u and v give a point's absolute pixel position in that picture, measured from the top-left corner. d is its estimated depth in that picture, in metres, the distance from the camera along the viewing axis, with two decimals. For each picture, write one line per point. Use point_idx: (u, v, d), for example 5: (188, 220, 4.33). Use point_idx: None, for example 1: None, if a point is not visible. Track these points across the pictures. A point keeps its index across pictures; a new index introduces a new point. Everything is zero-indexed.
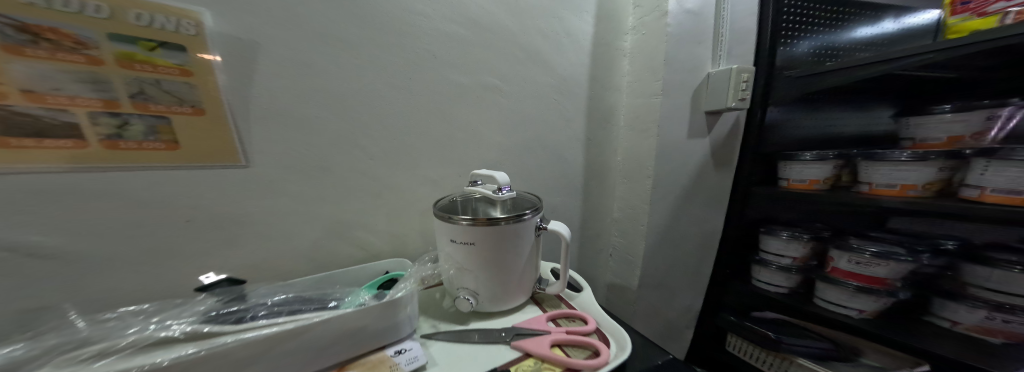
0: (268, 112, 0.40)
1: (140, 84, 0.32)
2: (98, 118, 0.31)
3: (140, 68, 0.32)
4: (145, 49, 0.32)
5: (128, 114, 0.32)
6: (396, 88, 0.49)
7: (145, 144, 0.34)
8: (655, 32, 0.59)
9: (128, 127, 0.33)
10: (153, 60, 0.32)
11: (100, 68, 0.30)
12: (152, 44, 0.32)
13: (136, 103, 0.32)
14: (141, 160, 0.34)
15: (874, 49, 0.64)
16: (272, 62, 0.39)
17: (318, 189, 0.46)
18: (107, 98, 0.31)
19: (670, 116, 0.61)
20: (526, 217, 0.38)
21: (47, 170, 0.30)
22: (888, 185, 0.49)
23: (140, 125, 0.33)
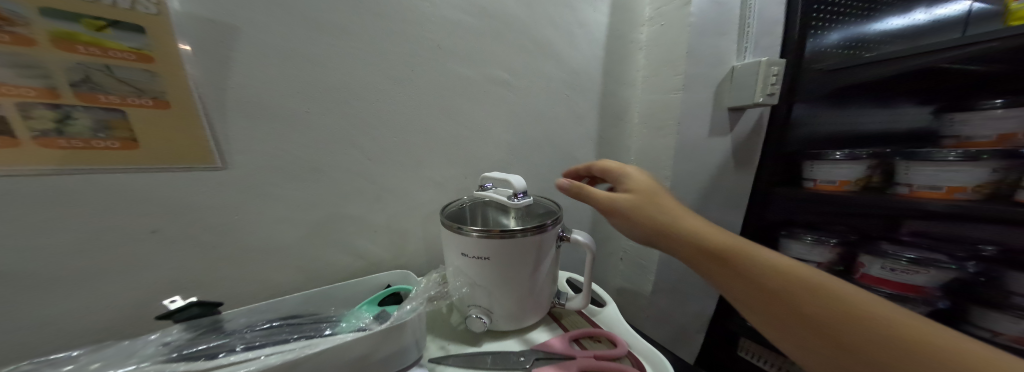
0: (249, 106, 0.34)
1: (84, 71, 0.26)
2: (31, 110, 0.25)
3: (86, 52, 0.26)
4: (90, 28, 0.26)
5: (71, 106, 0.26)
6: (397, 81, 0.44)
7: (94, 143, 0.28)
8: (678, 22, 0.56)
9: (70, 122, 0.27)
10: (101, 41, 0.27)
11: (30, 49, 0.24)
12: (100, 22, 0.26)
13: (81, 93, 0.27)
14: (90, 162, 0.28)
15: (902, 42, 0.63)
16: (254, 49, 0.34)
17: (310, 193, 0.41)
18: (42, 87, 0.25)
19: (692, 112, 0.58)
20: (547, 228, 0.34)
21: (37, 172, 0.26)
22: (931, 188, 0.47)
23: (85, 119, 0.27)
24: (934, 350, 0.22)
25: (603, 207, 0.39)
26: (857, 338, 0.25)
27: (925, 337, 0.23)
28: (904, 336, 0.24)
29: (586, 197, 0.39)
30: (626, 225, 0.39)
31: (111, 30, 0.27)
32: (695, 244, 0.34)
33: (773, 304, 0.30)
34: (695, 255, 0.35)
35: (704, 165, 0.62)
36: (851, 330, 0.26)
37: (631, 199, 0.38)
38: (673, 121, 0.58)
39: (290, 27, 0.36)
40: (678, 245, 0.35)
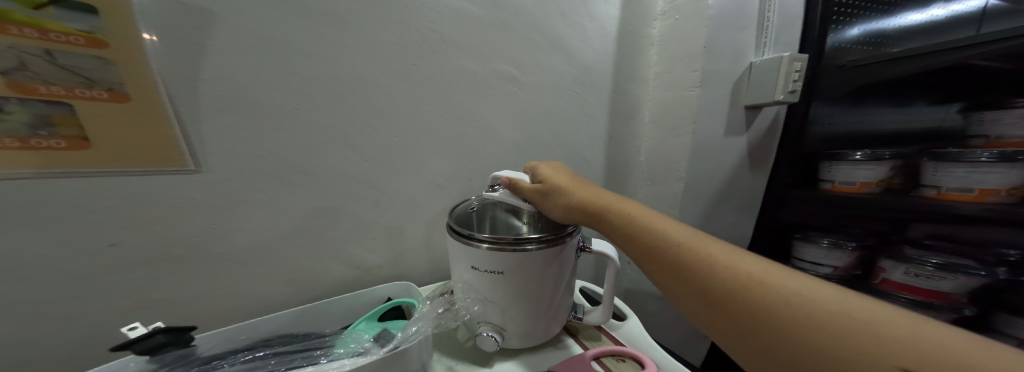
0: (230, 102, 0.30)
1: (18, 55, 0.21)
2: None
3: (20, 33, 0.21)
4: (25, 4, 0.21)
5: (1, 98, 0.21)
6: (397, 75, 0.40)
7: (32, 143, 0.23)
8: (694, 16, 0.54)
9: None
10: (39, 20, 0.22)
11: None
12: None
13: (11, 82, 0.21)
14: (24, 166, 0.23)
15: (920, 38, 0.62)
16: (234, 36, 0.30)
17: (301, 199, 0.37)
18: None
19: (706, 111, 0.56)
20: (565, 239, 0.31)
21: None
22: (962, 190, 0.46)
23: (21, 113, 0.22)
24: (887, 343, 0.16)
25: (532, 201, 0.34)
26: (787, 325, 0.19)
27: (898, 333, 0.16)
28: (846, 319, 0.18)
29: (519, 189, 0.34)
30: (557, 217, 0.33)
31: (53, 9, 0.22)
32: (620, 227, 0.29)
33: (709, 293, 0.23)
34: (623, 238, 0.29)
35: (718, 166, 0.60)
36: (783, 315, 0.19)
37: (560, 188, 0.33)
38: (689, 120, 0.56)
39: (276, 11, 0.31)
40: (612, 229, 0.30)
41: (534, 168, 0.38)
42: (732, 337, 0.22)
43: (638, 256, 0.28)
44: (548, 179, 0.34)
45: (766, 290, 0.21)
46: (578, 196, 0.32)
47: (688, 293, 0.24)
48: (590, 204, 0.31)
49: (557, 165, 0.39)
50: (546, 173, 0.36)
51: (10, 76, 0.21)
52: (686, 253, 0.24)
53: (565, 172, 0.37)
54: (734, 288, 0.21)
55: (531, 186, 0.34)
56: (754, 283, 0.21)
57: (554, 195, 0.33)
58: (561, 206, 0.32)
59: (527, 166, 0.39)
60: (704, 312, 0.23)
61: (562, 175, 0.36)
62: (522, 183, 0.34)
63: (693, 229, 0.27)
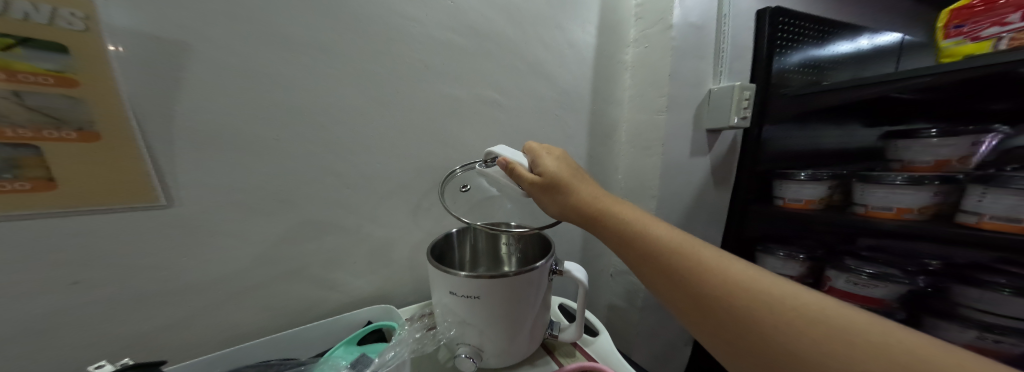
0: (206, 136, 0.31)
1: None
2: None
3: None
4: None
5: None
6: (380, 102, 0.41)
7: None
8: (660, 44, 0.59)
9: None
10: (7, 64, 0.22)
11: None
12: (6, 40, 0.22)
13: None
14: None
15: (849, 65, 0.73)
16: (213, 70, 0.30)
17: (279, 227, 0.37)
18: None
19: (673, 134, 0.60)
20: (539, 265, 0.33)
21: None
22: (883, 208, 0.50)
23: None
24: (858, 347, 0.18)
25: (532, 192, 0.34)
26: (762, 326, 0.21)
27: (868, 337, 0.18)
28: (820, 326, 0.19)
29: (518, 175, 0.34)
30: (552, 213, 0.34)
31: (22, 50, 0.22)
32: (614, 230, 0.30)
33: (698, 298, 0.24)
34: (617, 241, 0.30)
35: (686, 183, 0.64)
36: (761, 320, 0.21)
37: (562, 183, 0.33)
38: (659, 142, 0.60)
39: (259, 45, 0.33)
40: (606, 232, 0.31)
41: (537, 153, 0.36)
42: (710, 332, 0.24)
43: (631, 260, 0.29)
44: (552, 172, 0.33)
45: (750, 295, 0.22)
46: (577, 194, 0.32)
47: (675, 292, 0.26)
48: (589, 203, 0.32)
49: (562, 151, 0.37)
50: (550, 164, 0.34)
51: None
52: (676, 256, 0.26)
53: (570, 163, 0.36)
54: (719, 295, 0.23)
55: (530, 178, 0.33)
56: (740, 290, 0.23)
57: (556, 190, 0.33)
58: (559, 204, 0.33)
59: (529, 149, 0.37)
60: (687, 309, 0.25)
61: (566, 167, 0.35)
62: (522, 170, 0.34)
63: (682, 232, 0.28)
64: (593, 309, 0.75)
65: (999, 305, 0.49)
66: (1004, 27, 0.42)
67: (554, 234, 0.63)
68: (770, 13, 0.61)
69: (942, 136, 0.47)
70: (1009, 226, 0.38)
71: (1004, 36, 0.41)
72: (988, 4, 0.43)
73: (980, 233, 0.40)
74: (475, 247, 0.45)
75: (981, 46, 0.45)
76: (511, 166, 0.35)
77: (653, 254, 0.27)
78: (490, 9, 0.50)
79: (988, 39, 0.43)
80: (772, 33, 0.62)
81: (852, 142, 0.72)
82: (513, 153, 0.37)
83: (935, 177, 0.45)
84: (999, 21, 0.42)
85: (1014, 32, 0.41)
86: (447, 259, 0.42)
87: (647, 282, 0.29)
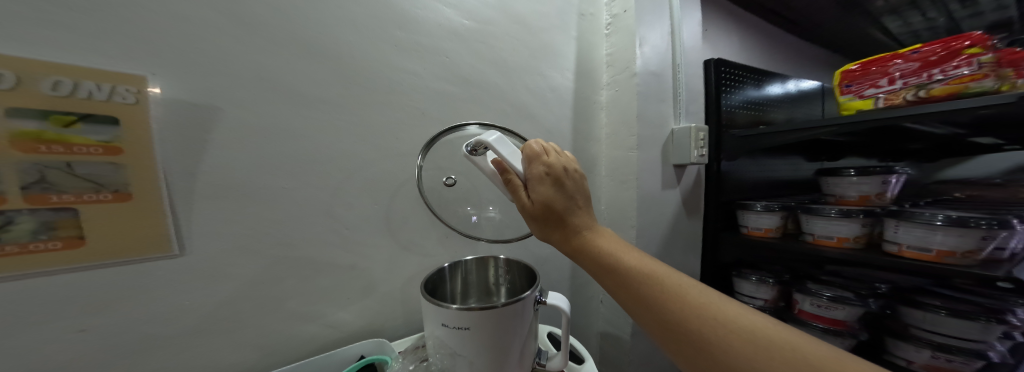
0: (222, 188, 0.34)
1: (40, 170, 0.26)
2: None
3: (47, 150, 0.26)
4: (56, 124, 0.26)
5: (14, 211, 0.25)
6: (378, 147, 0.46)
7: (33, 246, 0.26)
8: (628, 88, 0.68)
9: (11, 227, 0.25)
10: (67, 138, 0.27)
11: None
12: (71, 117, 0.27)
13: (30, 195, 0.26)
14: (16, 269, 0.25)
15: (785, 105, 0.85)
16: (233, 129, 0.35)
17: (279, 268, 0.39)
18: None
19: (646, 169, 0.66)
20: (525, 296, 0.36)
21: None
22: (826, 237, 0.57)
23: (30, 222, 0.26)
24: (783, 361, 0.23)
25: (522, 215, 0.36)
26: (709, 340, 0.25)
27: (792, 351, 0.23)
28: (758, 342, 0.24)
29: (513, 192, 0.36)
30: (541, 236, 0.37)
31: (81, 125, 0.27)
32: (597, 259, 0.33)
33: (669, 318, 0.28)
34: (599, 268, 0.33)
35: (661, 214, 0.69)
36: (717, 340, 0.25)
37: (556, 213, 0.35)
38: (633, 176, 0.65)
39: (275, 105, 0.38)
40: (589, 261, 0.34)
41: (538, 170, 0.35)
42: (668, 345, 0.28)
43: (613, 286, 0.33)
44: (548, 200, 0.34)
45: (703, 312, 0.27)
46: (571, 221, 0.35)
47: (643, 309, 0.30)
48: (578, 231, 0.35)
49: (566, 169, 0.36)
50: (548, 189, 0.35)
51: (29, 190, 0.25)
52: (649, 279, 0.30)
53: (571, 187, 0.36)
54: (685, 317, 0.27)
55: (526, 201, 0.35)
56: (702, 313, 0.27)
57: (547, 218, 0.35)
58: (551, 229, 0.36)
59: (530, 157, 0.36)
60: (650, 325, 0.30)
61: (563, 193, 0.35)
62: (519, 189, 0.35)
63: (656, 259, 0.32)
64: (585, 339, 0.75)
65: (942, 324, 0.51)
66: (881, 88, 0.51)
67: (540, 263, 0.66)
68: (712, 64, 0.73)
69: (859, 175, 0.55)
70: (925, 255, 0.45)
71: (881, 96, 0.50)
72: (865, 69, 0.53)
73: (904, 261, 0.47)
74: (467, 278, 0.48)
75: (865, 103, 0.53)
76: (507, 177, 0.36)
77: (629, 277, 0.31)
78: (480, 62, 0.58)
79: (869, 98, 0.52)
80: (716, 79, 0.73)
81: (795, 172, 0.83)
82: (511, 152, 0.36)
83: (861, 211, 0.53)
84: (875, 84, 0.51)
85: (887, 93, 0.50)
86: (440, 292, 0.44)
87: (620, 301, 0.33)
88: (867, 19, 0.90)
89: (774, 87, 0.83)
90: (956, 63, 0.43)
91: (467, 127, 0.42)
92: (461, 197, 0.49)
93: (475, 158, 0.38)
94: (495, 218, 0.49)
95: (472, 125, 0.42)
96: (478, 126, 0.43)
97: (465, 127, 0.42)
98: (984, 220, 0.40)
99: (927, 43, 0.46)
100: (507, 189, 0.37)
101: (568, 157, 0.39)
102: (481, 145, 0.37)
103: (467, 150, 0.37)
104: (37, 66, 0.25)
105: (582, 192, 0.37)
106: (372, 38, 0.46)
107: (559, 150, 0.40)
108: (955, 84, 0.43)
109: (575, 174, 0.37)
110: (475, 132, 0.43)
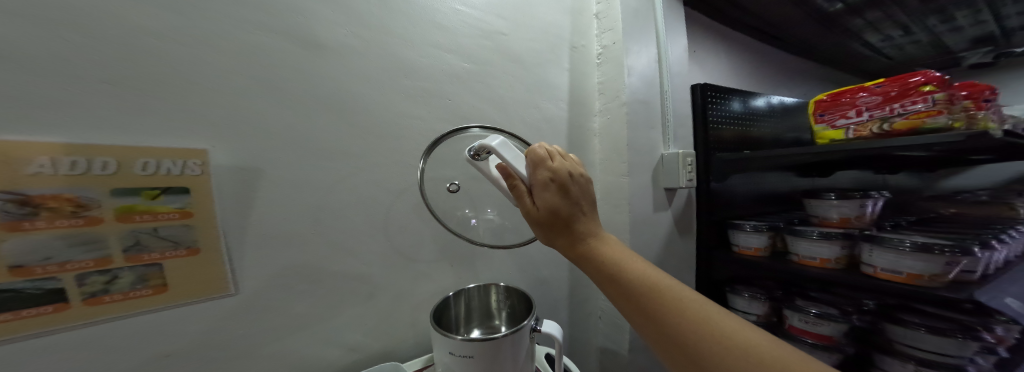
0: (264, 236, 0.41)
1: (135, 235, 0.33)
2: (86, 279, 0.31)
3: (140, 219, 0.33)
4: (146, 198, 0.34)
5: (118, 268, 0.33)
6: (391, 189, 0.52)
7: (131, 294, 0.33)
8: (618, 117, 0.73)
9: (116, 281, 0.33)
10: (154, 208, 0.34)
11: (97, 226, 0.31)
12: (155, 191, 0.34)
13: (129, 255, 0.33)
14: (119, 313, 0.33)
15: (772, 118, 0.89)
16: (273, 187, 0.42)
17: (309, 300, 0.45)
18: (99, 257, 0.32)
19: (638, 193, 0.70)
20: (522, 326, 0.41)
21: (106, 320, 0.32)
22: (810, 257, 0.60)
23: (130, 276, 0.33)
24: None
25: (527, 221, 0.38)
26: (703, 354, 0.26)
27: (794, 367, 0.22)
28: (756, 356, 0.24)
29: (519, 197, 0.37)
30: (546, 240, 0.39)
31: (163, 196, 0.34)
32: (600, 268, 0.34)
33: (666, 327, 0.28)
34: (602, 276, 0.34)
35: (654, 234, 0.72)
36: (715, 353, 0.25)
37: (560, 219, 0.36)
38: (625, 201, 0.69)
39: (305, 161, 0.44)
40: (593, 268, 0.35)
41: (543, 176, 0.36)
42: (664, 353, 0.29)
43: (614, 295, 0.34)
44: (551, 206, 0.36)
45: (701, 328, 0.27)
46: (576, 226, 0.37)
47: (642, 318, 0.31)
48: (583, 238, 0.36)
49: (571, 174, 0.37)
50: (553, 195, 0.36)
51: (128, 252, 0.33)
52: (652, 291, 0.30)
53: (575, 192, 0.37)
54: (683, 326, 0.27)
55: (530, 205, 0.37)
56: (699, 323, 0.27)
57: (552, 224, 0.36)
58: (557, 235, 0.37)
59: (535, 162, 0.38)
60: (649, 334, 0.31)
61: (568, 199, 0.37)
62: (524, 193, 0.37)
63: (662, 271, 0.32)
64: (585, 353, 0.78)
65: (922, 341, 0.53)
66: (851, 119, 0.56)
67: (540, 283, 0.70)
68: (698, 87, 0.78)
69: (840, 199, 0.59)
70: (897, 276, 0.49)
71: (851, 127, 0.56)
72: (835, 100, 0.58)
73: (880, 282, 0.51)
74: (470, 304, 0.54)
75: (837, 133, 0.58)
76: (512, 182, 0.37)
77: (630, 287, 0.31)
78: (480, 101, 0.64)
79: (841, 128, 0.57)
80: (702, 101, 0.78)
81: (781, 185, 0.87)
82: (515, 156, 0.38)
83: (840, 234, 0.57)
84: (845, 115, 0.56)
85: (856, 124, 0.55)
86: (446, 317, 0.50)
87: (621, 308, 0.34)
88: (849, 35, 0.94)
89: (759, 102, 0.87)
90: (915, 99, 0.47)
91: (470, 129, 0.44)
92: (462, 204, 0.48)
93: (478, 162, 0.40)
94: (495, 221, 0.49)
95: (476, 127, 0.44)
96: (480, 128, 0.45)
97: (468, 130, 0.44)
98: (947, 247, 0.44)
99: (888, 79, 0.51)
100: (512, 194, 0.38)
101: (572, 162, 0.40)
102: (483, 150, 0.40)
103: (469, 155, 0.40)
104: (134, 153, 0.33)
105: (586, 196, 0.38)
106: (385, 90, 0.53)
107: (563, 155, 0.41)
108: (914, 119, 0.47)
109: (580, 179, 0.38)
110: (479, 134, 0.45)
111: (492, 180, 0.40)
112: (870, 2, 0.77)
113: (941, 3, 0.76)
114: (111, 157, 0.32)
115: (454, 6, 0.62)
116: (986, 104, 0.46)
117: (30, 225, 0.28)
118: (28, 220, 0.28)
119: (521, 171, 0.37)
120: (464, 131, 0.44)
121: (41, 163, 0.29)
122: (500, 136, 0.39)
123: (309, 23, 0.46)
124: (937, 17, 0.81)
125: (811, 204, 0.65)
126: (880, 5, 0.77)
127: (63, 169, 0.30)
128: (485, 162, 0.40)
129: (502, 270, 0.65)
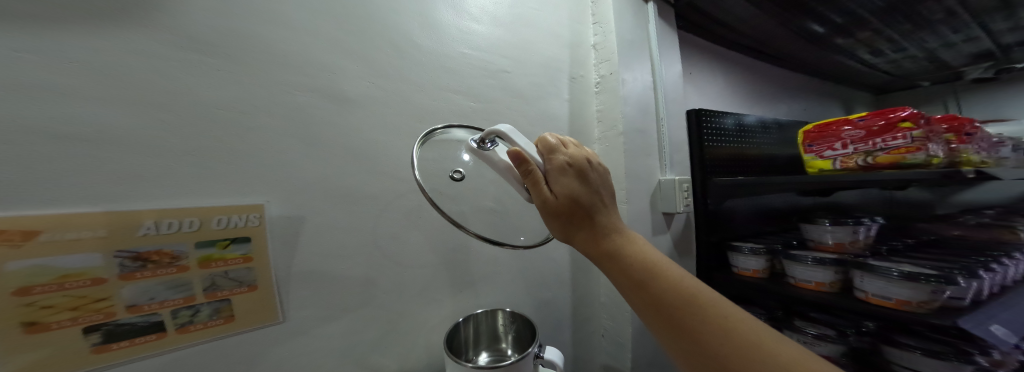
0: (307, 272, 0.49)
1: (211, 277, 0.42)
2: (177, 313, 0.40)
3: (215, 265, 0.42)
4: (219, 247, 0.42)
5: (199, 304, 0.41)
6: (409, 225, 0.59)
7: (209, 323, 0.42)
8: (615, 145, 0.78)
9: (199, 313, 0.41)
10: (225, 255, 0.43)
11: (185, 272, 0.40)
12: (226, 241, 0.43)
13: (207, 293, 0.42)
14: (199, 339, 0.41)
15: (770, 131, 0.92)
16: (314, 230, 0.50)
17: (340, 327, 0.52)
18: (185, 296, 0.40)
19: (637, 218, 0.74)
20: (526, 353, 0.46)
21: (189, 345, 0.41)
22: (806, 280, 0.63)
23: (208, 310, 0.41)
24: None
25: (542, 210, 0.38)
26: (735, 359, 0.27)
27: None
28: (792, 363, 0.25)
29: (535, 184, 0.37)
30: (564, 233, 0.39)
31: (231, 245, 0.43)
32: (626, 271, 0.35)
33: (698, 332, 0.29)
34: (627, 281, 0.35)
35: None
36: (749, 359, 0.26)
37: (580, 207, 0.37)
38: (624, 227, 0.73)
39: (336, 205, 0.52)
40: (618, 270, 0.36)
41: (559, 161, 0.39)
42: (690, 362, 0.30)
43: (640, 301, 0.34)
44: (570, 192, 0.37)
45: (742, 344, 0.27)
46: (597, 217, 0.38)
47: (669, 325, 0.31)
48: (606, 232, 0.38)
49: (588, 160, 0.40)
50: (571, 180, 0.38)
51: (206, 290, 0.41)
52: (684, 297, 0.31)
53: (593, 179, 0.39)
54: (715, 333, 0.28)
55: (547, 191, 0.37)
56: (733, 332, 0.28)
57: (571, 213, 0.37)
58: (580, 226, 0.38)
59: (549, 148, 0.40)
60: (675, 340, 0.31)
61: (586, 185, 0.38)
62: (540, 179, 0.37)
63: (703, 282, 0.32)
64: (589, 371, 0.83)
65: (918, 364, 0.54)
66: (836, 151, 0.63)
67: (545, 305, 0.76)
68: (692, 113, 0.83)
69: (833, 225, 0.62)
70: (887, 302, 0.51)
71: (838, 158, 0.62)
72: (822, 132, 0.65)
73: (872, 307, 0.53)
74: (478, 328, 0.60)
75: (824, 163, 0.65)
76: (527, 168, 0.37)
77: (666, 297, 0.32)
78: None
79: (828, 158, 0.64)
80: (698, 126, 0.82)
81: (778, 203, 0.91)
82: (526, 142, 0.40)
83: (833, 260, 0.59)
84: (832, 147, 0.63)
85: (842, 156, 0.62)
86: (457, 341, 0.56)
87: (644, 314, 0.35)
88: (847, 50, 0.96)
89: (752, 117, 0.90)
90: (895, 135, 0.54)
91: (454, 131, 0.48)
92: (468, 206, 0.42)
93: (484, 152, 0.42)
94: (494, 219, 0.43)
95: (458, 128, 0.48)
96: (462, 129, 0.49)
97: (452, 131, 0.48)
98: (932, 277, 0.46)
99: (868, 114, 0.58)
100: (526, 182, 0.38)
101: (586, 151, 0.43)
102: (487, 138, 0.43)
103: (474, 144, 0.43)
104: (212, 213, 0.41)
105: (603, 186, 0.41)
106: (401, 135, 0.60)
107: (576, 145, 0.44)
108: (895, 154, 0.54)
109: (596, 167, 0.41)
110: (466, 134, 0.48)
111: (501, 168, 0.40)
112: (858, 24, 0.80)
113: (932, 22, 0.78)
114: (196, 217, 0.41)
115: (461, 49, 0.69)
116: (967, 138, 0.53)
117: (141, 274, 0.37)
118: (140, 271, 0.37)
119: (535, 155, 0.39)
120: (448, 129, 0.48)
121: (147, 226, 0.37)
122: (507, 126, 0.41)
123: (338, 81, 0.54)
124: (929, 33, 0.83)
125: (807, 229, 0.67)
126: (868, 26, 0.80)
127: (162, 229, 0.38)
128: (493, 151, 0.41)
129: (509, 293, 0.71)
